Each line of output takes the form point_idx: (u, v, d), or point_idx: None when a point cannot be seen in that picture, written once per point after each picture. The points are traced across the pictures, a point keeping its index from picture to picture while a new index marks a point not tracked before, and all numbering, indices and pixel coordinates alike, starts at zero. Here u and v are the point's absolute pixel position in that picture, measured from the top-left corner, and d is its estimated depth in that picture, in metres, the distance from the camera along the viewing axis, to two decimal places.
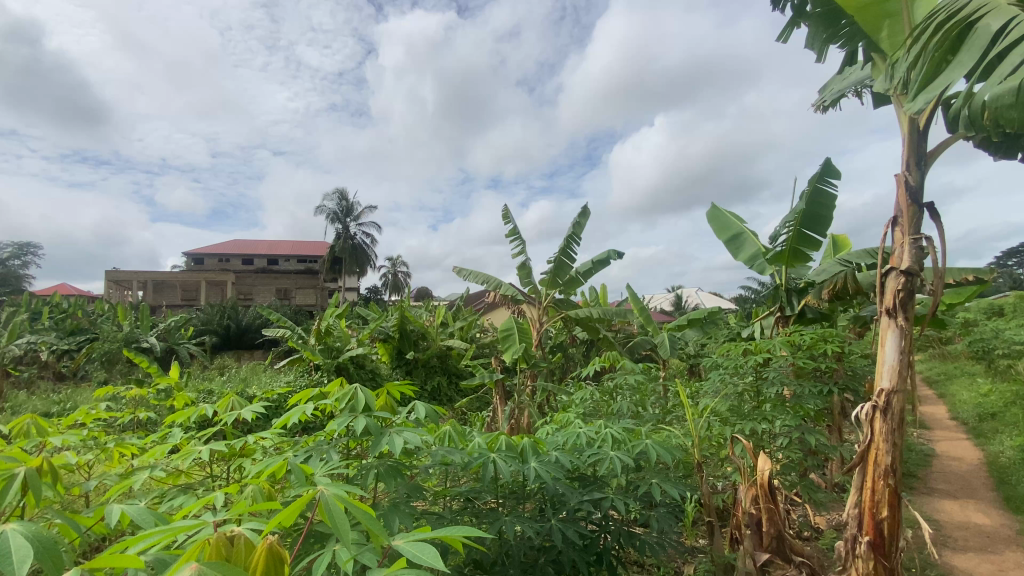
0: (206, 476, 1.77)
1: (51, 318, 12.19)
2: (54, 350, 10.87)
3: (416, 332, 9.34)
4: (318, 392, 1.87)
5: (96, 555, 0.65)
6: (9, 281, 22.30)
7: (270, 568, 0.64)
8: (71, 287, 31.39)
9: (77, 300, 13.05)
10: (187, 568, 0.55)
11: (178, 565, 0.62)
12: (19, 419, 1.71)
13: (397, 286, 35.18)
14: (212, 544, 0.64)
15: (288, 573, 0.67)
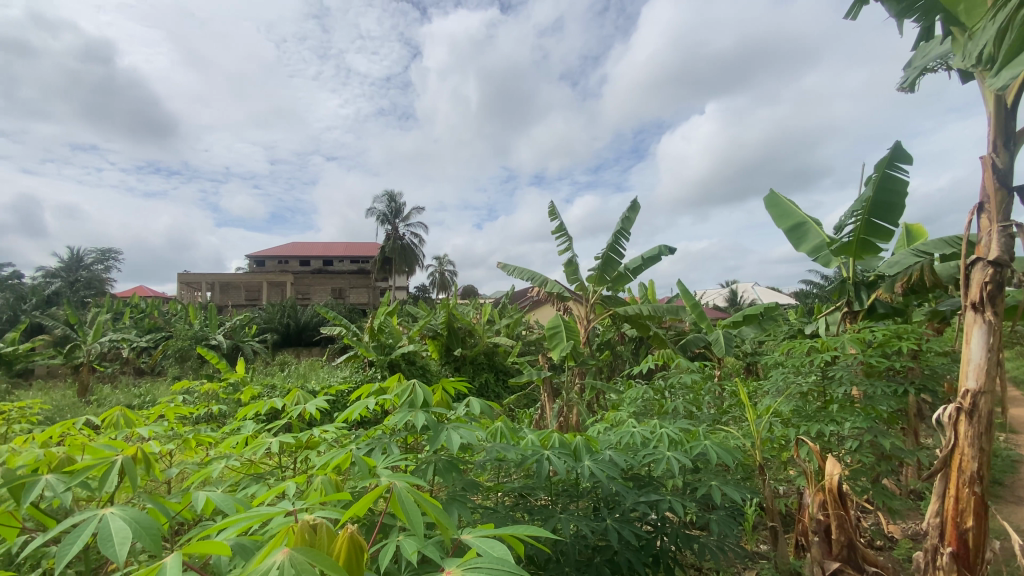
0: (274, 467, 1.87)
1: (132, 318, 13.26)
2: (135, 348, 11.82)
3: (464, 329, 9.48)
4: (378, 387, 1.94)
5: (191, 540, 0.69)
6: (95, 284, 24.40)
7: (352, 557, 0.67)
8: (148, 290, 34.01)
9: (153, 301, 14.11)
10: (278, 554, 0.58)
11: (266, 550, 0.65)
12: (109, 411, 1.86)
13: (444, 285, 35.84)
14: (296, 531, 0.66)
15: (367, 560, 0.70)
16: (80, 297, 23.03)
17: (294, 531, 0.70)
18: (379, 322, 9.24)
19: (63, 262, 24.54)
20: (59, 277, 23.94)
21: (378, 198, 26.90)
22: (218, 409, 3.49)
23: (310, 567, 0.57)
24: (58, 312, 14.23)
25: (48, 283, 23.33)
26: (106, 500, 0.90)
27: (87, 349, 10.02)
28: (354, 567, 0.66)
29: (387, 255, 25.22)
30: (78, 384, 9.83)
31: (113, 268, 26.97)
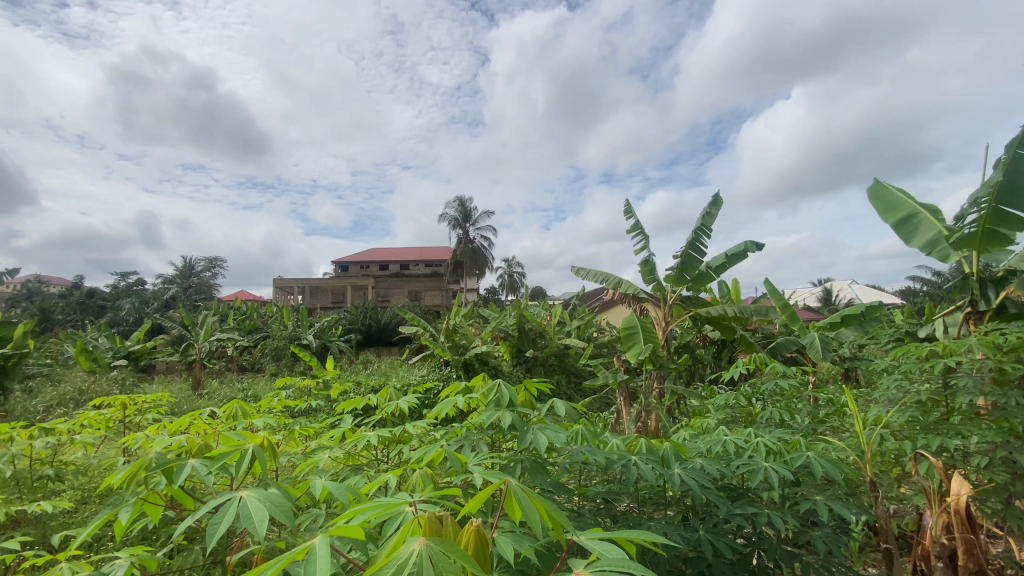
0: (370, 460, 1.99)
1: (236, 319, 14.62)
2: (238, 346, 13.03)
3: (535, 331, 9.49)
4: (465, 387, 2.00)
5: (332, 524, 0.75)
6: (204, 290, 27.18)
7: (479, 548, 0.69)
8: (249, 294, 37.41)
9: (253, 304, 15.48)
10: (416, 542, 0.60)
11: (398, 539, 0.69)
12: (229, 403, 2.07)
13: (514, 286, 36.19)
14: (425, 523, 0.69)
15: (490, 552, 0.71)
16: (194, 300, 25.82)
17: (422, 520, 0.72)
18: (454, 324, 9.50)
19: (179, 270, 27.59)
20: (176, 283, 26.94)
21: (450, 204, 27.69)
22: (310, 403, 3.75)
23: (446, 560, 0.59)
24: (176, 314, 16.00)
25: (167, 289, 26.30)
26: (242, 484, 1.00)
27: (199, 347, 11.18)
28: (481, 558, 0.69)
29: (459, 258, 25.91)
30: (192, 379, 11.01)
31: (219, 274, 29.93)
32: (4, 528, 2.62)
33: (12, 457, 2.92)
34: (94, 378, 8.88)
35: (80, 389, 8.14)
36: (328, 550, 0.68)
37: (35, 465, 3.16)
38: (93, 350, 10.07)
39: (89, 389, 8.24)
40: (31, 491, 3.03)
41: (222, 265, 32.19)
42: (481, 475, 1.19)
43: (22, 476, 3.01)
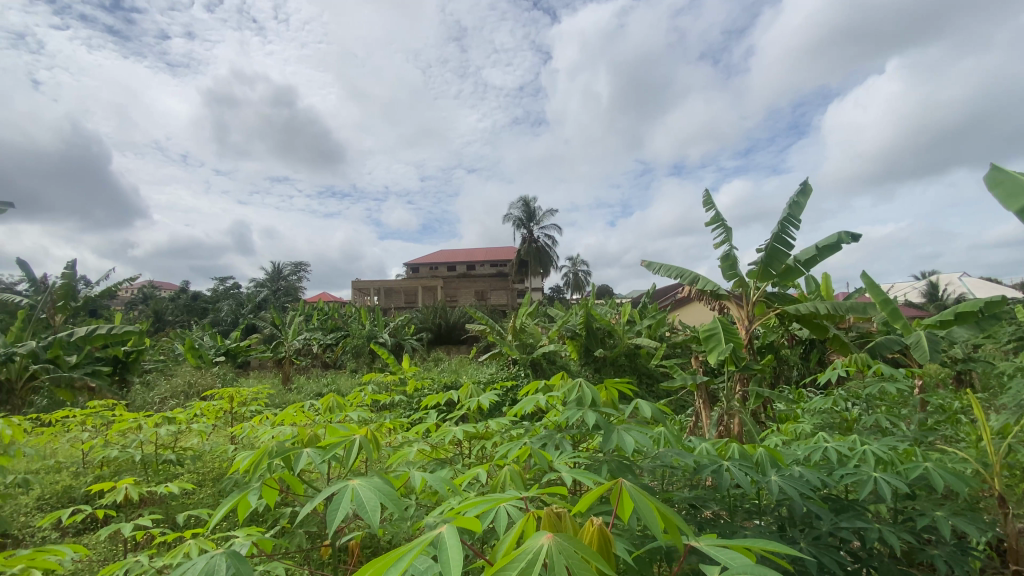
0: (456, 455, 2.03)
1: (319, 319, 15.64)
2: (322, 344, 13.95)
3: (604, 330, 9.31)
4: (545, 384, 2.00)
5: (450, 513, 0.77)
6: (291, 292, 29.37)
7: (603, 547, 0.68)
8: (329, 295, 39.92)
9: (333, 304, 16.48)
10: (545, 537, 0.61)
11: (519, 533, 0.69)
12: (325, 397, 2.22)
13: (580, 285, 35.86)
14: (547, 518, 0.68)
15: (614, 552, 0.69)
16: (282, 302, 28.02)
17: (542, 512, 0.72)
18: (522, 322, 9.56)
19: (269, 273, 29.99)
20: (267, 285, 29.31)
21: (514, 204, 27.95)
22: (388, 399, 3.92)
23: (575, 557, 0.59)
24: (267, 315, 17.39)
25: (259, 291, 28.65)
26: (352, 474, 1.07)
27: (288, 345, 12.11)
28: (605, 555, 0.68)
29: (524, 258, 26.09)
30: (282, 374, 11.90)
31: (304, 276, 32.16)
32: (137, 506, 2.97)
33: (140, 443, 3.30)
34: (200, 372, 9.87)
35: (188, 382, 9.08)
36: (456, 537, 0.70)
37: (160, 450, 3.55)
38: (198, 348, 11.19)
39: (196, 383, 9.16)
40: (156, 473, 3.41)
41: (306, 268, 34.57)
42: (574, 475, 1.18)
43: (149, 459, 3.39)
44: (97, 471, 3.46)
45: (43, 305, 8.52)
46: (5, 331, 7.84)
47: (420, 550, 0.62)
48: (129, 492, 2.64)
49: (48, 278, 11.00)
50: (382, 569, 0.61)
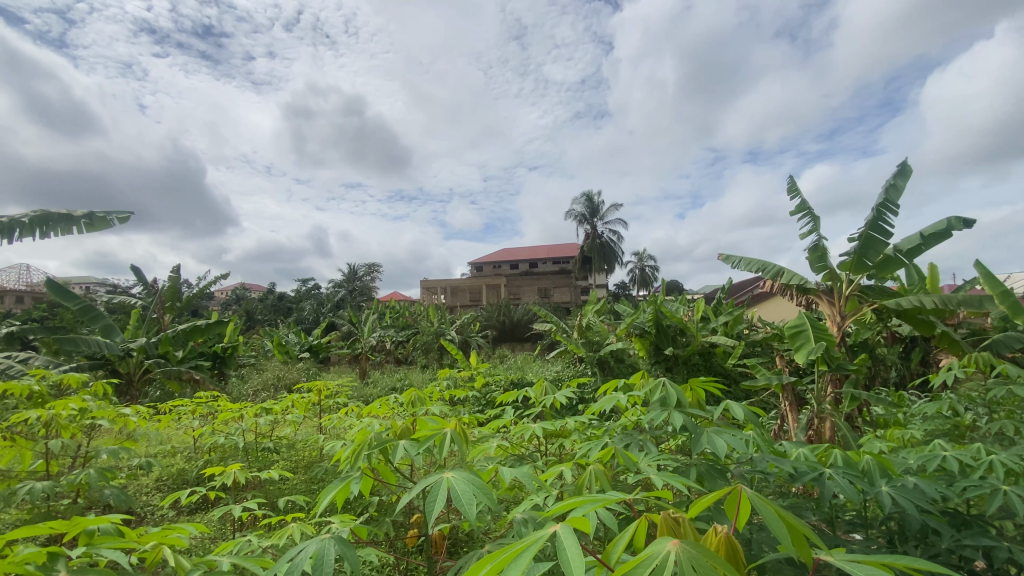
0: (535, 451, 2.03)
1: (391, 317, 16.31)
2: (394, 341, 14.55)
3: (675, 327, 8.97)
4: (625, 383, 1.95)
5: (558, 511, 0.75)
6: (364, 292, 30.89)
7: (730, 556, 0.64)
8: (398, 295, 41.62)
9: (403, 303, 17.11)
10: (670, 543, 0.59)
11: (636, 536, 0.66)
12: (407, 391, 2.30)
13: (646, 281, 34.90)
14: (664, 524, 0.65)
15: (742, 562, 0.65)
16: (357, 302, 29.58)
17: (659, 516, 0.68)
18: (588, 320, 9.44)
19: (345, 274, 31.68)
20: (343, 286, 31.04)
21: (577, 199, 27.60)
22: (459, 395, 4.01)
23: (706, 565, 0.56)
24: (344, 313, 18.40)
25: (335, 291, 30.37)
26: (445, 467, 1.09)
27: (364, 341, 12.74)
28: (733, 562, 0.64)
29: (588, 254, 25.72)
30: (359, 370, 12.54)
31: (376, 276, 33.71)
32: (241, 489, 3.24)
33: (242, 431, 3.60)
34: (287, 367, 10.63)
35: (277, 375, 9.84)
36: (569, 535, 0.68)
37: (258, 438, 3.86)
38: (284, 345, 12.04)
39: (283, 377, 9.89)
40: (256, 460, 3.71)
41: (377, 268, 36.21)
42: (666, 479, 1.14)
43: (250, 447, 3.69)
44: (206, 456, 3.82)
45: (155, 305, 9.53)
46: (124, 330, 8.84)
47: (538, 548, 0.61)
48: (235, 476, 2.89)
49: (158, 282, 12.28)
50: (501, 565, 0.60)
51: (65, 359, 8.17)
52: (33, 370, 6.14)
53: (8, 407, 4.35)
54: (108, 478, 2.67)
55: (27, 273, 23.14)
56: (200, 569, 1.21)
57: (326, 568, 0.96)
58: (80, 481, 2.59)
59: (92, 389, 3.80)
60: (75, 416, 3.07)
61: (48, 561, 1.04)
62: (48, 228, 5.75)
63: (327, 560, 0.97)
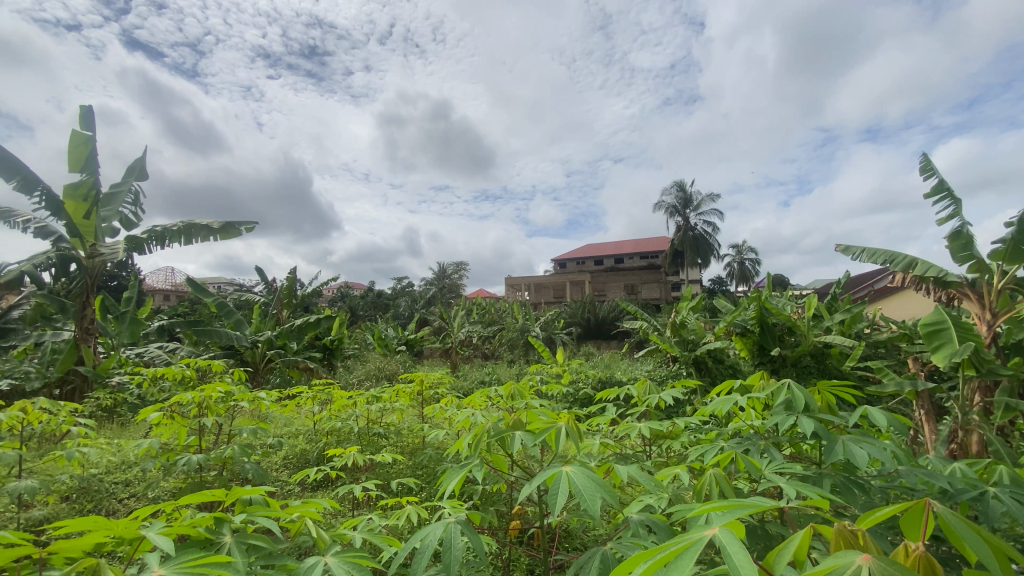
0: (640, 451, 1.97)
1: (478, 313, 16.78)
2: (481, 337, 14.96)
3: (782, 326, 8.27)
4: (742, 385, 1.82)
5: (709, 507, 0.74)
6: (452, 290, 32.13)
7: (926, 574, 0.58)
8: (483, 291, 42.78)
9: (490, 300, 17.47)
10: (858, 560, 0.54)
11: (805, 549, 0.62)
12: (508, 383, 2.33)
13: (745, 276, 32.62)
14: (839, 536, 0.61)
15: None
16: (446, 299, 30.84)
17: (831, 529, 0.65)
18: (682, 318, 9.00)
19: (436, 273, 33.13)
20: (434, 284, 32.50)
21: (667, 191, 26.44)
22: (550, 391, 4.01)
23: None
24: (435, 309, 19.22)
25: (427, 289, 31.88)
26: (562, 461, 1.10)
27: (454, 337, 13.24)
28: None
29: (680, 248, 24.56)
30: (450, 364, 13.04)
31: (464, 274, 34.78)
32: (357, 470, 3.52)
33: (355, 418, 3.89)
34: (387, 360, 11.36)
35: (379, 366, 10.55)
36: (731, 539, 0.66)
37: (370, 424, 4.14)
38: (383, 339, 12.84)
39: (383, 368, 10.58)
40: (368, 444, 4.00)
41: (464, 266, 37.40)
42: (799, 490, 1.06)
43: (362, 432, 3.98)
44: (325, 439, 4.18)
45: (275, 302, 10.61)
46: (251, 323, 9.94)
47: (703, 548, 0.60)
48: (353, 458, 3.14)
49: (276, 282, 13.62)
50: (661, 565, 0.59)
51: (205, 349, 9.35)
52: (180, 358, 7.10)
53: (166, 390, 5.07)
54: (248, 454, 3.02)
55: (172, 275, 26.75)
56: (337, 541, 1.32)
57: (454, 551, 1.00)
58: (226, 455, 2.96)
59: (231, 375, 4.30)
60: (220, 398, 3.49)
61: (215, 524, 1.19)
62: (192, 237, 6.66)
63: (453, 544, 1.01)
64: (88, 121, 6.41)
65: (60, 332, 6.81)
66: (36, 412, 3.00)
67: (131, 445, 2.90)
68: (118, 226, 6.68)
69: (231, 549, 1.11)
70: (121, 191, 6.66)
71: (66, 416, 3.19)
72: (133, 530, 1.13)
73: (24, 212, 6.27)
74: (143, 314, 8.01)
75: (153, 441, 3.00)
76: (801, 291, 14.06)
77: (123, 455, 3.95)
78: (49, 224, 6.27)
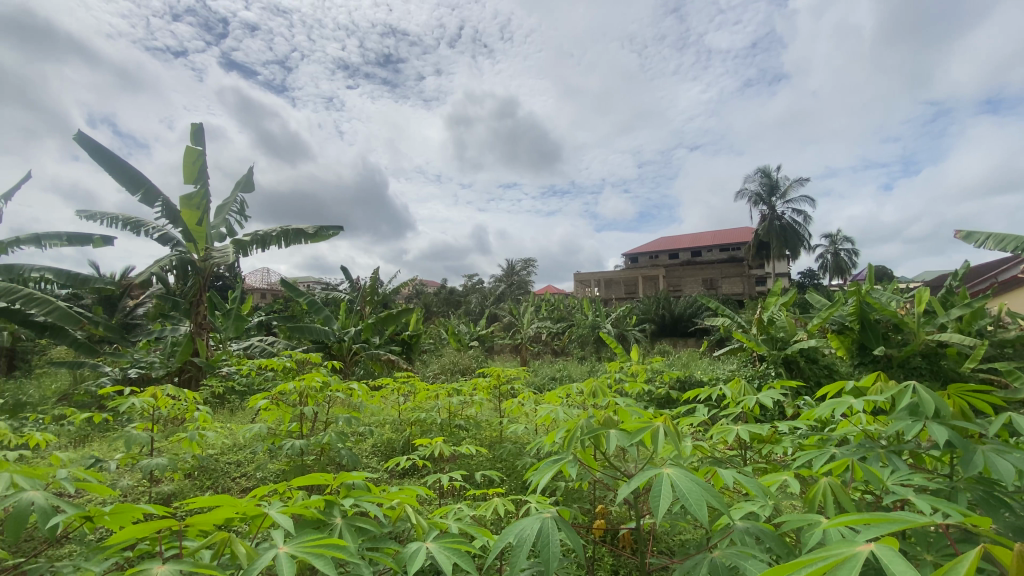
0: (736, 455, 1.85)
1: (548, 309, 16.76)
2: (551, 333, 14.95)
3: (887, 322, 7.52)
4: (855, 387, 1.66)
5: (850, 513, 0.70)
6: (521, 286, 32.38)
7: None
8: (552, 287, 42.80)
9: (559, 296, 17.34)
10: None
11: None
12: (590, 381, 2.29)
13: (840, 268, 29.91)
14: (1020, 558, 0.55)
15: None
16: (514, 295, 31.14)
17: (1007, 554, 0.58)
18: (769, 315, 8.44)
19: (505, 270, 33.61)
20: (502, 282, 33.00)
21: (750, 179, 24.84)
22: (628, 389, 3.91)
23: None
24: (505, 305, 19.44)
25: (496, 286, 32.38)
26: (662, 461, 1.07)
27: (525, 333, 13.34)
28: None
29: (765, 239, 23.01)
30: (520, 360, 13.12)
31: (533, 270, 34.95)
32: (442, 461, 3.64)
33: (437, 410, 4.03)
34: (461, 355, 11.67)
35: (454, 361, 10.86)
36: (890, 555, 0.61)
37: (453, 417, 4.27)
38: (457, 335, 13.21)
39: (458, 362, 10.89)
40: (450, 435, 4.12)
41: (534, 262, 37.53)
42: (936, 507, 0.95)
43: (446, 423, 4.11)
44: (410, 430, 4.36)
45: (359, 300, 11.25)
46: (339, 320, 10.62)
47: None
48: (439, 448, 3.24)
49: (359, 281, 14.42)
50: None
51: (298, 343, 10.11)
52: (279, 351, 7.73)
53: (268, 379, 5.54)
54: (344, 441, 3.21)
55: (267, 276, 29.24)
56: (433, 528, 1.36)
57: (552, 545, 1.00)
58: (325, 441, 3.17)
59: (325, 366, 4.60)
60: (319, 388, 3.74)
61: (326, 507, 1.27)
62: (289, 240, 7.22)
63: (551, 540, 1.01)
64: (199, 137, 7.13)
65: (178, 328, 7.62)
66: (164, 397, 3.37)
67: (243, 429, 3.18)
68: (225, 232, 7.38)
69: (342, 530, 1.19)
70: (228, 201, 7.37)
71: (189, 403, 3.56)
72: (256, 508, 1.23)
73: (148, 220, 7.11)
74: (246, 311, 8.78)
75: (261, 426, 3.27)
76: (905, 284, 12.72)
77: (236, 439, 4.37)
78: (169, 231, 7.06)
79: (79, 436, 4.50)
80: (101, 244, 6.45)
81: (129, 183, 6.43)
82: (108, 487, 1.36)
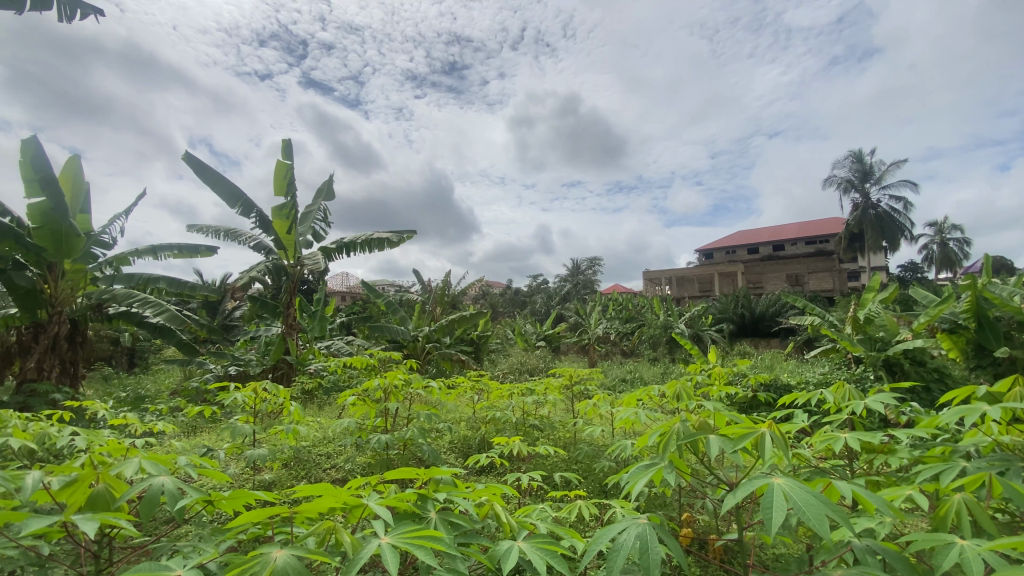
0: (841, 463, 1.70)
1: (616, 308, 16.40)
2: (620, 333, 14.61)
3: (1010, 320, 6.63)
4: (986, 392, 1.47)
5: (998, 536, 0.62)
6: (587, 287, 31.93)
7: None
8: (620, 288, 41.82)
9: (627, 295, 16.90)
10: None
11: None
12: (673, 382, 2.20)
13: (949, 261, 26.84)
14: None
15: None
16: (581, 295, 30.77)
17: None
18: (866, 312, 7.73)
19: (570, 270, 33.30)
20: (568, 281, 32.71)
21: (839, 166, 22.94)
22: (708, 391, 3.72)
23: None
24: (571, 305, 19.27)
25: (562, 287, 32.15)
26: (769, 467, 1.00)
27: (593, 333, 13.13)
28: None
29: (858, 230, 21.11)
30: (589, 361, 12.91)
31: (599, 269, 34.37)
32: (519, 460, 3.64)
33: (511, 409, 4.06)
34: (529, 355, 11.70)
35: (522, 362, 10.92)
36: None
37: (526, 416, 4.27)
38: (524, 336, 13.26)
39: (525, 362, 10.95)
40: (525, 435, 4.12)
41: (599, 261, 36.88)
42: None
43: (520, 422, 4.11)
44: (485, 428, 4.42)
45: (431, 301, 11.60)
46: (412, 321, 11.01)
47: None
48: (516, 448, 3.23)
49: (429, 284, 14.89)
50: None
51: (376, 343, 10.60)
52: (359, 350, 8.12)
53: (351, 377, 5.85)
54: (425, 437, 3.31)
55: (345, 279, 30.97)
56: (519, 527, 1.36)
57: (652, 553, 0.97)
58: (408, 436, 3.28)
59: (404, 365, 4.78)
60: (401, 385, 3.88)
61: (420, 502, 1.31)
62: (367, 246, 7.59)
63: (651, 548, 0.97)
64: (288, 152, 7.70)
65: (270, 328, 8.24)
66: (263, 393, 3.65)
67: (333, 425, 3.37)
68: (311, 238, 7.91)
69: (437, 524, 1.23)
70: (313, 209, 7.90)
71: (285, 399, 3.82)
72: (356, 499, 1.29)
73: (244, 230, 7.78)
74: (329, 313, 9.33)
75: (349, 421, 3.46)
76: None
77: (325, 433, 4.65)
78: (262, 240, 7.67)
79: (190, 427, 4.99)
80: (206, 253, 7.15)
81: (228, 198, 7.07)
82: (223, 474, 1.48)
